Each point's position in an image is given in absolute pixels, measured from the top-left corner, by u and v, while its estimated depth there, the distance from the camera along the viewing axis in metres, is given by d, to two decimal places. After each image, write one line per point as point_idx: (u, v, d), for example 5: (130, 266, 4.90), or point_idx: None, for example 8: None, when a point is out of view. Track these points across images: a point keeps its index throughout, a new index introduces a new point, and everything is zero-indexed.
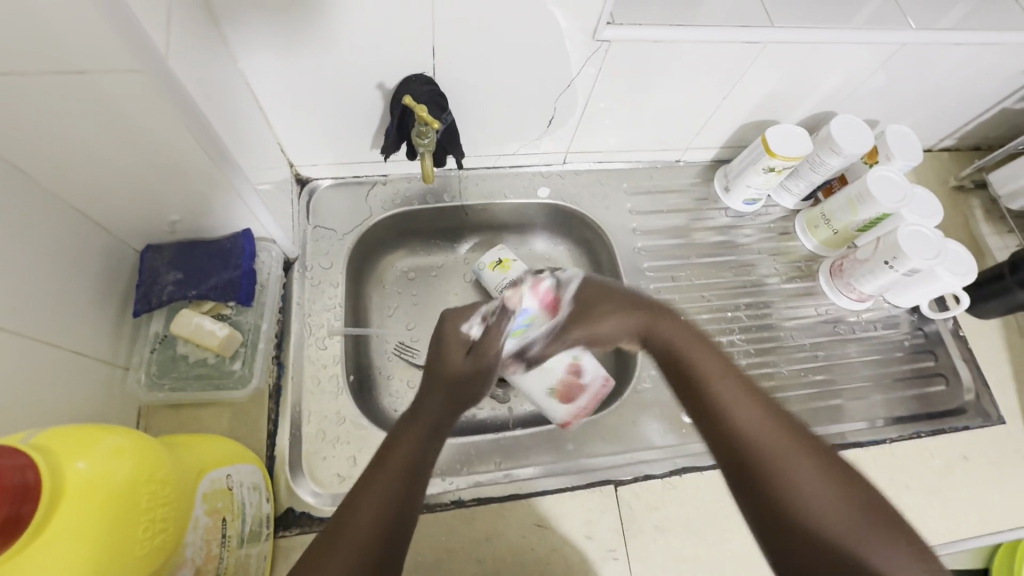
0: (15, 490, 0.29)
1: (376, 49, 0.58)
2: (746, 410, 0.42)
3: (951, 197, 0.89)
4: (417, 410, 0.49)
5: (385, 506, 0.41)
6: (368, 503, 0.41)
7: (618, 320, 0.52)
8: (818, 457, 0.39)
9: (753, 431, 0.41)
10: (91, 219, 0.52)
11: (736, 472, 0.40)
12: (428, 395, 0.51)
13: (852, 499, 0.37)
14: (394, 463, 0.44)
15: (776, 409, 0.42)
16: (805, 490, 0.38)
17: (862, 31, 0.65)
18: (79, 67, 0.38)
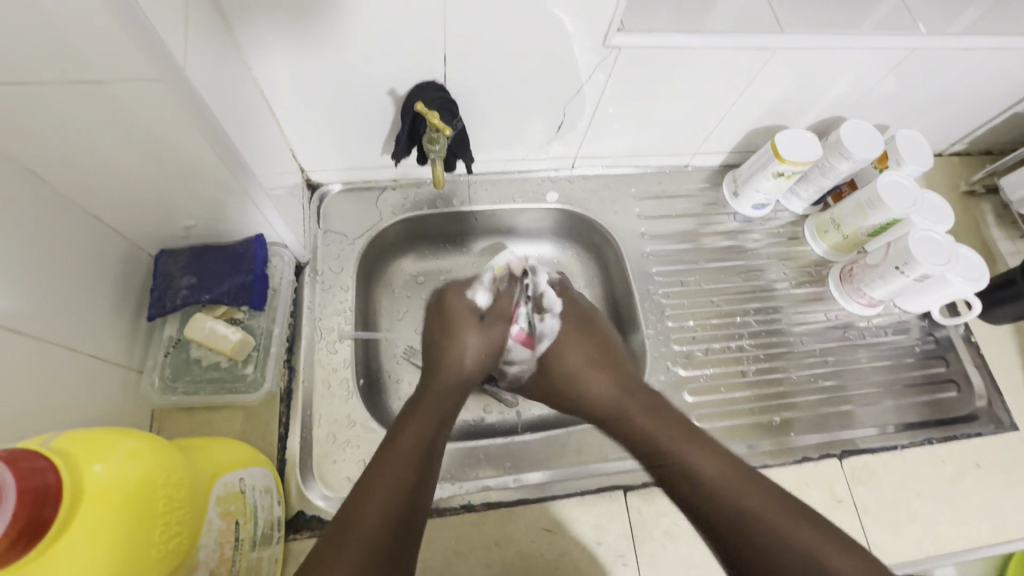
0: (35, 492, 0.29)
1: (388, 56, 0.59)
2: (692, 452, 0.53)
3: (962, 201, 0.89)
4: (415, 411, 0.54)
5: (392, 499, 0.46)
6: (376, 498, 0.45)
7: (601, 385, 0.63)
8: (760, 493, 0.49)
9: (712, 485, 0.50)
10: (108, 225, 0.53)
11: (708, 523, 0.49)
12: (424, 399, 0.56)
13: (788, 515, 0.47)
14: (398, 459, 0.48)
15: (725, 456, 0.52)
16: (763, 533, 0.46)
17: (872, 37, 0.65)
18: (99, 77, 0.39)
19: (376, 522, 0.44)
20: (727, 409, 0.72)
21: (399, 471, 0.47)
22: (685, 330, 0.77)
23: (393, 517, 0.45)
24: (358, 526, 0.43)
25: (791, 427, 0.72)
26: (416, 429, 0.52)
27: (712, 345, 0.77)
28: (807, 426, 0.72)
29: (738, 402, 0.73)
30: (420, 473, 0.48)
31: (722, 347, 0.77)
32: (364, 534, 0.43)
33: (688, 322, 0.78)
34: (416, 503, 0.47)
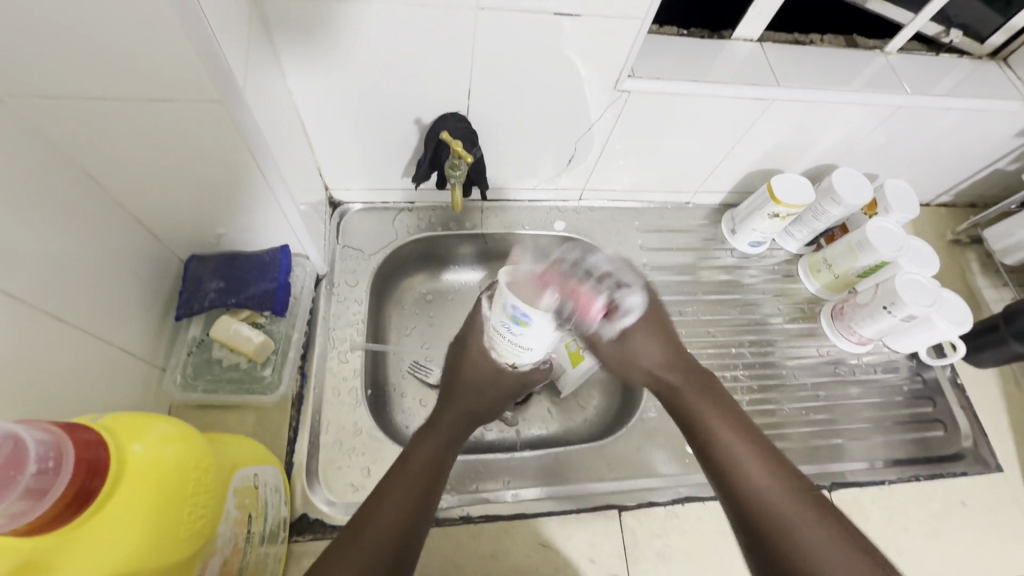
0: (86, 464, 0.32)
1: (419, 88, 0.64)
2: (733, 436, 0.52)
3: (948, 249, 0.93)
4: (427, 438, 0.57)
5: (402, 511, 0.49)
6: (388, 505, 0.49)
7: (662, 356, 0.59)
8: (798, 490, 0.48)
9: (749, 463, 0.50)
10: (146, 228, 0.58)
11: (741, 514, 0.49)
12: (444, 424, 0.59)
13: (818, 521, 0.46)
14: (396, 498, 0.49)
15: (775, 457, 0.51)
16: (794, 521, 0.46)
17: (860, 94, 0.71)
18: (166, 95, 0.43)
19: (389, 526, 0.47)
20: None
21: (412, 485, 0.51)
22: None
23: (405, 522, 0.48)
24: (372, 525, 0.47)
25: None
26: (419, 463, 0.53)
27: None
28: (798, 456, 0.74)
29: None
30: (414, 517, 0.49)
31: (717, 376, 0.80)
32: (376, 536, 0.46)
33: None
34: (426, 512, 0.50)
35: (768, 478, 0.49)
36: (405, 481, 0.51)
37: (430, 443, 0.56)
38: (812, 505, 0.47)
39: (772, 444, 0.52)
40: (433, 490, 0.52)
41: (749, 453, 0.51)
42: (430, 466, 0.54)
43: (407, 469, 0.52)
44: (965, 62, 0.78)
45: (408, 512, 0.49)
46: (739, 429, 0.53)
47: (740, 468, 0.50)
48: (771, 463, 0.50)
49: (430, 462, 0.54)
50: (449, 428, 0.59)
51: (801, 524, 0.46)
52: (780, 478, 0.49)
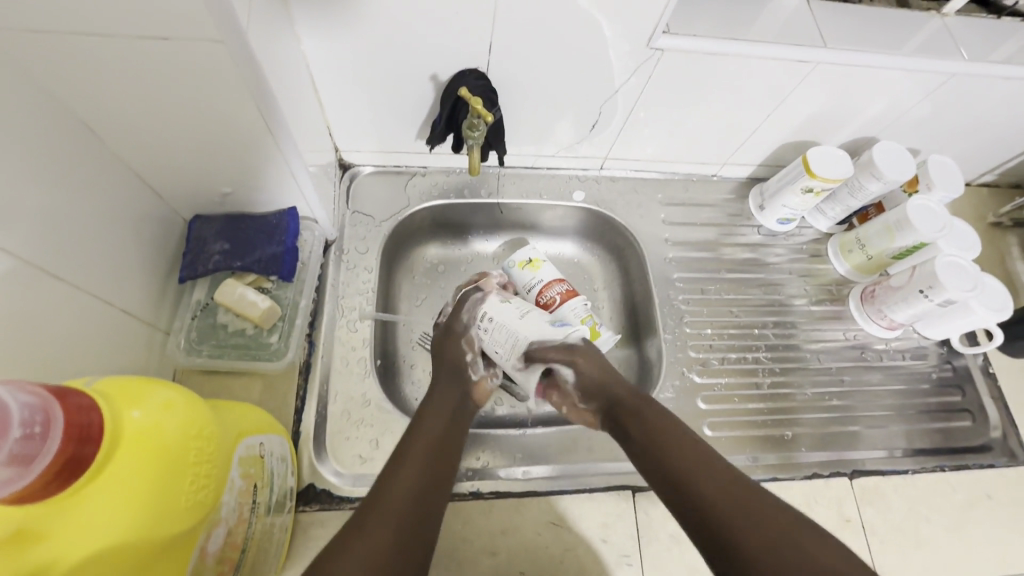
0: (80, 430, 0.31)
1: (436, 41, 0.59)
2: (668, 437, 0.53)
3: (988, 232, 0.88)
4: (423, 420, 0.55)
5: (408, 495, 0.47)
6: (398, 486, 0.48)
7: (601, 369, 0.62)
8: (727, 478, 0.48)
9: (681, 462, 0.51)
10: (146, 183, 0.55)
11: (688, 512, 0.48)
12: (431, 413, 0.57)
13: (752, 503, 0.45)
14: (405, 484, 0.48)
15: (705, 453, 0.51)
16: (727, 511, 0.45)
17: (912, 59, 0.65)
18: (165, 34, 0.40)
19: (401, 504, 0.46)
20: (739, 419, 0.72)
21: (419, 467, 0.50)
22: (702, 338, 0.77)
23: (416, 501, 0.48)
24: (384, 506, 0.46)
25: (801, 442, 0.72)
26: (422, 446, 0.52)
27: (727, 354, 0.77)
28: (818, 442, 0.72)
29: (750, 414, 0.73)
30: (424, 500, 0.48)
31: (738, 357, 0.77)
32: (389, 513, 0.45)
33: (705, 331, 0.78)
34: (435, 494, 0.49)
35: (703, 475, 0.49)
36: (413, 461, 0.50)
37: (429, 428, 0.55)
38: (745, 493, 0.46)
39: (701, 442, 0.52)
40: (441, 475, 0.51)
41: (682, 453, 0.51)
42: (434, 452, 0.52)
43: (413, 453, 0.51)
44: None
45: (417, 494, 0.48)
46: (669, 429, 0.54)
47: (689, 474, 0.49)
48: (715, 472, 0.48)
49: (434, 448, 0.53)
50: (445, 413, 0.57)
51: (752, 519, 0.44)
52: (710, 472, 0.49)
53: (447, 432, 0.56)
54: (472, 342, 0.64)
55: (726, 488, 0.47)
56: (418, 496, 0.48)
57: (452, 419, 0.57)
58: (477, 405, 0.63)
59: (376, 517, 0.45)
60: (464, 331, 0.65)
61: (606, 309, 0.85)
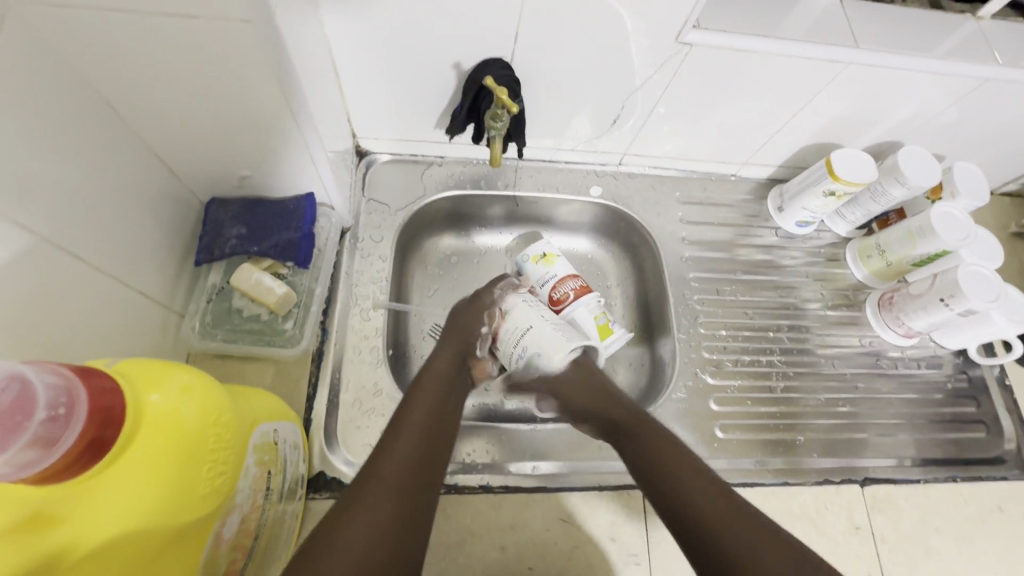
0: (102, 413, 0.31)
1: (461, 29, 0.58)
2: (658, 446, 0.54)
3: (1009, 242, 0.87)
4: (415, 393, 0.55)
5: (407, 464, 0.47)
6: (390, 460, 0.47)
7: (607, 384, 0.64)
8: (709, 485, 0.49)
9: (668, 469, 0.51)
10: (166, 163, 0.54)
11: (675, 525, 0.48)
12: (427, 387, 0.56)
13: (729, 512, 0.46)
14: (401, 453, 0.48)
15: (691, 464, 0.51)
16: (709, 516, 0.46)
17: (944, 62, 0.63)
18: (193, 11, 0.39)
19: (398, 475, 0.46)
20: (750, 422, 0.72)
21: (416, 438, 0.50)
22: (715, 339, 0.77)
23: (416, 472, 0.47)
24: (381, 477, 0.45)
25: (811, 448, 0.71)
26: (415, 419, 0.51)
27: (740, 356, 0.76)
28: (828, 448, 0.71)
29: (762, 417, 0.72)
30: (423, 472, 0.47)
31: (750, 359, 0.76)
32: (387, 485, 0.45)
33: (718, 332, 0.77)
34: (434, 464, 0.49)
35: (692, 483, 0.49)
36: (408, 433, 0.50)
37: (425, 400, 0.54)
38: (722, 502, 0.47)
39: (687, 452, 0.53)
40: (439, 448, 0.51)
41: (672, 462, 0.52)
42: (431, 421, 0.52)
43: (409, 426, 0.51)
44: None
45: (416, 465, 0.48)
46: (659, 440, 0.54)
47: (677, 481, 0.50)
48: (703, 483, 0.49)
49: (428, 418, 0.52)
50: (441, 386, 0.56)
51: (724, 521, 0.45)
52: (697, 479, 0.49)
53: (442, 403, 0.55)
54: (492, 317, 0.64)
55: (710, 491, 0.48)
56: (415, 467, 0.47)
57: (445, 393, 0.56)
58: (472, 384, 0.63)
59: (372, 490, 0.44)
60: (489, 306, 0.65)
61: (618, 306, 0.84)
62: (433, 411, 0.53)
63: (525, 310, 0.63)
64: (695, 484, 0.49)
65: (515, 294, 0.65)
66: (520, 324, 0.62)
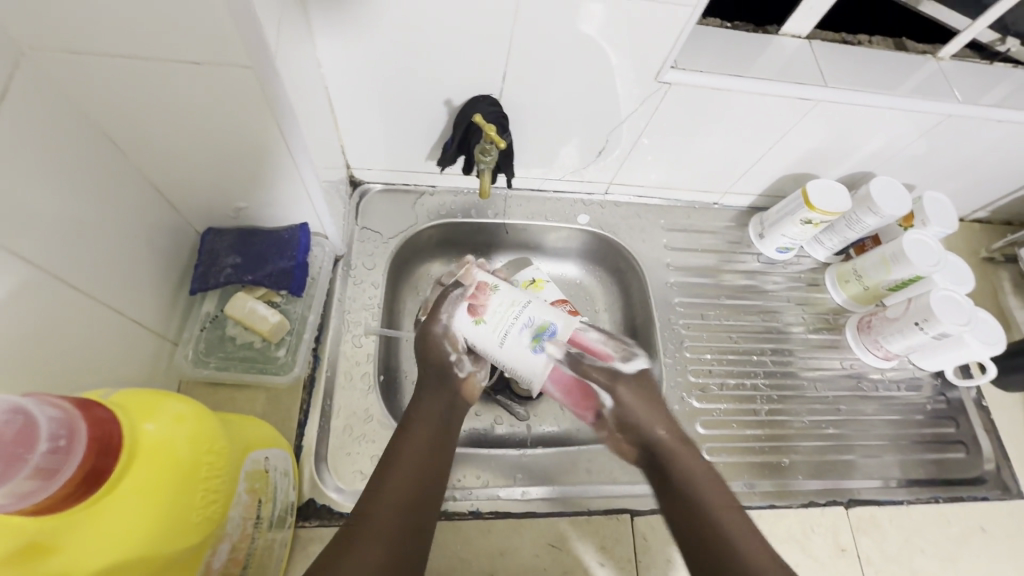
0: (99, 443, 0.32)
1: (452, 69, 0.62)
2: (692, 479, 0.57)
3: (980, 267, 0.91)
4: (405, 431, 0.56)
5: (397, 511, 0.50)
6: (382, 504, 0.50)
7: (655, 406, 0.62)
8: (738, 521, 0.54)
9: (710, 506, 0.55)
10: (164, 196, 0.56)
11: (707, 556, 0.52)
12: (418, 425, 0.57)
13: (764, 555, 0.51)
14: (390, 499, 0.50)
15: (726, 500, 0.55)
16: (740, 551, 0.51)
17: (908, 100, 0.67)
18: (197, 58, 0.41)
19: (388, 521, 0.49)
20: (736, 445, 0.73)
21: (407, 478, 0.52)
22: (702, 363, 0.78)
23: (405, 510, 0.50)
24: (371, 523, 0.48)
25: (797, 470, 0.72)
26: (406, 460, 0.53)
27: (726, 380, 0.78)
28: (814, 470, 0.72)
29: (748, 440, 0.73)
30: (410, 517, 0.50)
31: (736, 383, 0.78)
32: (377, 531, 0.48)
33: (704, 356, 0.79)
34: (423, 500, 0.52)
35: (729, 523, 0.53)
36: (398, 478, 0.52)
37: (417, 435, 0.56)
38: (756, 545, 0.52)
39: (725, 487, 0.56)
40: (430, 488, 0.53)
41: (712, 500, 0.55)
42: (421, 460, 0.54)
43: (401, 465, 0.53)
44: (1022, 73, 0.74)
45: (408, 504, 0.50)
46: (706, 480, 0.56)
47: (721, 521, 0.53)
48: (738, 524, 0.53)
49: (419, 459, 0.54)
50: (434, 422, 0.57)
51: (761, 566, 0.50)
52: (733, 519, 0.54)
53: (435, 440, 0.56)
54: (455, 342, 0.59)
55: (744, 533, 0.53)
56: (407, 511, 0.50)
57: (436, 431, 0.57)
58: (468, 403, 0.62)
59: (364, 533, 0.48)
60: (444, 333, 0.60)
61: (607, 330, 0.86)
62: (424, 449, 0.55)
63: (511, 341, 0.55)
64: (729, 524, 0.53)
65: (466, 308, 0.58)
66: (528, 362, 0.56)
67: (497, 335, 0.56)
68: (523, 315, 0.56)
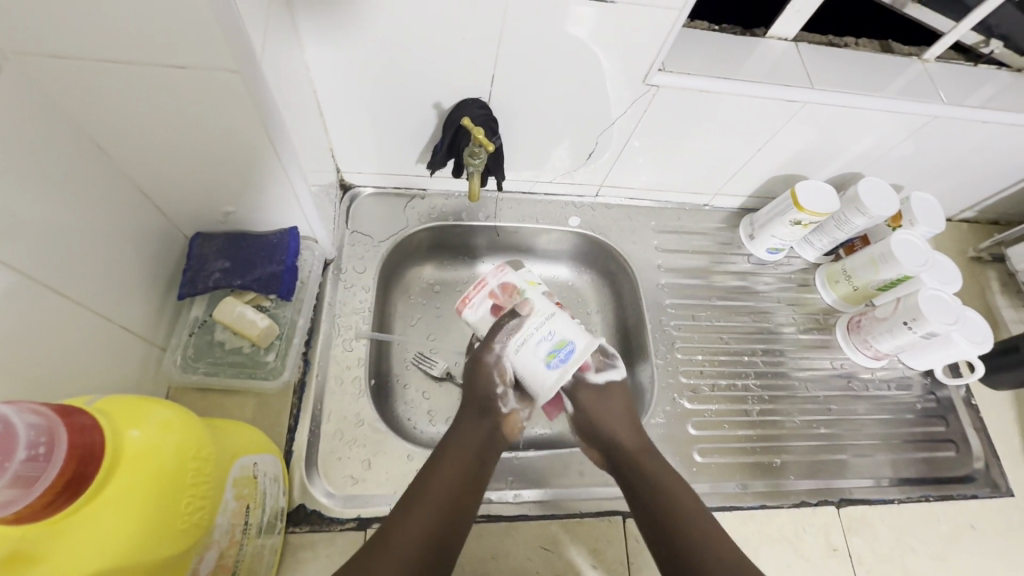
0: (81, 450, 0.31)
1: (441, 72, 0.62)
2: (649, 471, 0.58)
3: (968, 266, 0.91)
4: (441, 460, 0.56)
5: (419, 545, 0.50)
6: (407, 536, 0.50)
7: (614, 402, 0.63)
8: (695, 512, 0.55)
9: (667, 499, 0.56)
10: (152, 201, 0.56)
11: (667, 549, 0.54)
12: (454, 456, 0.56)
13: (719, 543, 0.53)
14: (415, 533, 0.50)
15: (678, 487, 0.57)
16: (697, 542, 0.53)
17: (894, 101, 0.68)
18: (183, 63, 0.41)
19: (408, 555, 0.49)
20: (728, 446, 0.73)
21: (434, 511, 0.52)
22: (693, 364, 0.79)
23: (428, 545, 0.50)
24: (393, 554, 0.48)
25: (788, 470, 0.72)
26: (437, 493, 0.53)
27: (717, 381, 0.78)
28: (805, 470, 0.73)
29: (739, 440, 0.74)
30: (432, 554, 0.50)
31: (727, 383, 0.78)
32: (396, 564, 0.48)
33: (695, 357, 0.79)
34: (448, 537, 0.51)
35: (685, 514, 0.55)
36: (426, 511, 0.52)
37: (453, 466, 0.55)
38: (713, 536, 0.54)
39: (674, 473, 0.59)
40: (456, 524, 0.52)
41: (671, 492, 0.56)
42: (454, 494, 0.53)
43: (432, 497, 0.53)
44: (1005, 74, 0.75)
45: (431, 541, 0.50)
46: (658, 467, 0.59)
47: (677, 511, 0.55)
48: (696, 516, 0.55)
49: (451, 494, 0.53)
50: (469, 454, 0.57)
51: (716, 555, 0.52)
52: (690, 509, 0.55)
53: (469, 472, 0.56)
54: (505, 375, 0.59)
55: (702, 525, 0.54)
56: (428, 546, 0.50)
57: (471, 463, 0.56)
58: (509, 439, 0.60)
59: (384, 562, 0.48)
60: (495, 362, 0.59)
61: (599, 332, 0.86)
62: (457, 482, 0.54)
63: (527, 352, 0.57)
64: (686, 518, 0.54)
65: (513, 333, 0.58)
66: (536, 374, 0.57)
67: (514, 341, 0.58)
68: (545, 329, 0.57)
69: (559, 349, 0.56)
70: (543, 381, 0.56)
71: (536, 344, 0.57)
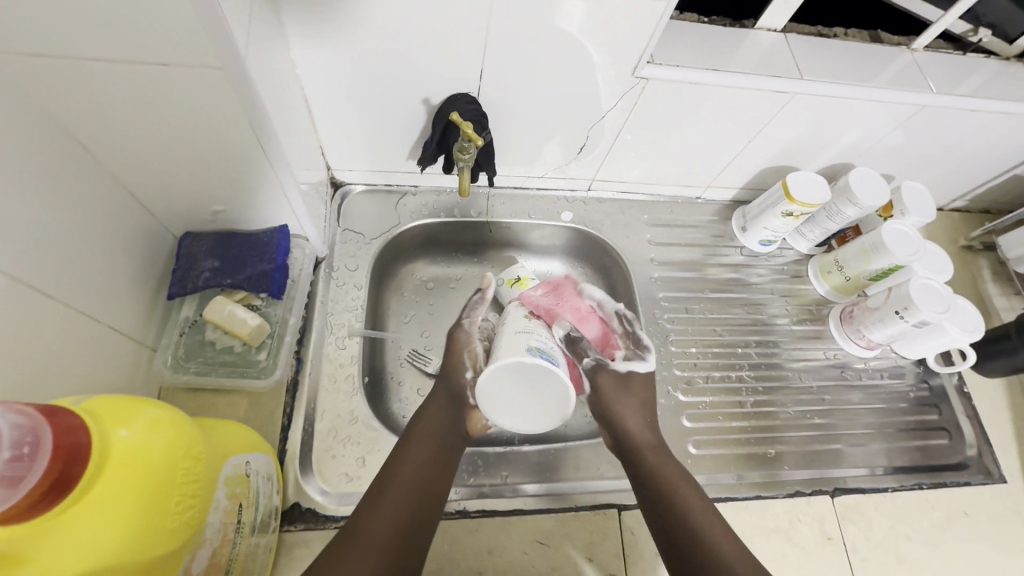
0: (68, 449, 0.31)
1: (429, 68, 0.61)
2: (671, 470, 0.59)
3: (960, 255, 0.92)
4: (409, 443, 0.57)
5: (389, 526, 0.50)
6: (378, 518, 0.50)
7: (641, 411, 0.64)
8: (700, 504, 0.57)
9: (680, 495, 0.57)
10: (139, 201, 0.55)
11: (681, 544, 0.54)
12: (420, 442, 0.57)
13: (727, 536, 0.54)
14: (383, 518, 0.51)
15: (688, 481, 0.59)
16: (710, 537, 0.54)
17: (883, 91, 0.68)
18: (165, 60, 0.41)
19: (381, 537, 0.49)
20: (723, 437, 0.73)
21: (401, 497, 0.52)
22: (687, 356, 0.79)
23: (398, 527, 0.51)
24: (363, 538, 0.49)
25: (783, 460, 0.73)
26: (404, 477, 0.54)
27: (712, 373, 0.78)
28: (800, 460, 0.73)
29: (734, 432, 0.74)
30: (404, 538, 0.50)
31: (721, 375, 0.78)
32: (369, 548, 0.48)
33: (689, 349, 0.79)
34: (420, 520, 0.52)
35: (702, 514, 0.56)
36: (392, 496, 0.52)
37: (421, 451, 0.56)
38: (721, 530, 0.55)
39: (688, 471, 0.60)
40: (425, 507, 0.53)
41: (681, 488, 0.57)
42: (418, 479, 0.54)
43: (397, 481, 0.53)
44: (993, 63, 0.75)
45: (401, 526, 0.51)
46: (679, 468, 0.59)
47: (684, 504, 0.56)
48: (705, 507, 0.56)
49: (416, 478, 0.54)
50: (436, 437, 0.58)
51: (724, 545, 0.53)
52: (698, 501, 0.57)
53: (435, 455, 0.57)
54: (475, 355, 0.63)
55: (711, 516, 0.56)
56: (399, 530, 0.50)
57: (437, 450, 0.57)
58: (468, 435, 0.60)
59: (353, 546, 0.48)
60: (466, 342, 0.64)
61: None
62: (424, 467, 0.55)
63: (520, 336, 0.57)
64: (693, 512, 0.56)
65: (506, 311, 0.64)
66: (515, 351, 0.55)
67: (519, 325, 0.60)
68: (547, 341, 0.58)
69: (545, 354, 0.55)
70: (517, 357, 0.54)
71: (530, 338, 0.57)
